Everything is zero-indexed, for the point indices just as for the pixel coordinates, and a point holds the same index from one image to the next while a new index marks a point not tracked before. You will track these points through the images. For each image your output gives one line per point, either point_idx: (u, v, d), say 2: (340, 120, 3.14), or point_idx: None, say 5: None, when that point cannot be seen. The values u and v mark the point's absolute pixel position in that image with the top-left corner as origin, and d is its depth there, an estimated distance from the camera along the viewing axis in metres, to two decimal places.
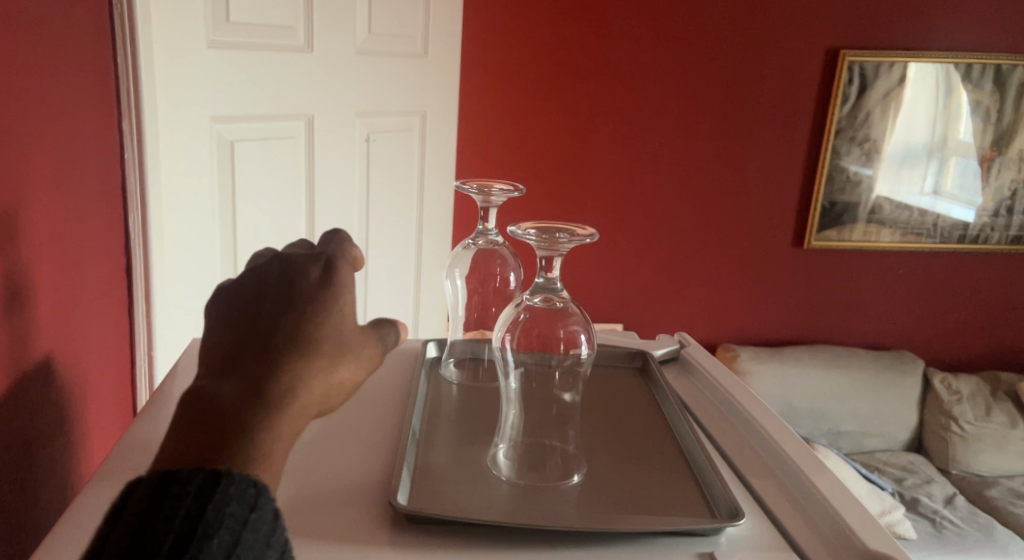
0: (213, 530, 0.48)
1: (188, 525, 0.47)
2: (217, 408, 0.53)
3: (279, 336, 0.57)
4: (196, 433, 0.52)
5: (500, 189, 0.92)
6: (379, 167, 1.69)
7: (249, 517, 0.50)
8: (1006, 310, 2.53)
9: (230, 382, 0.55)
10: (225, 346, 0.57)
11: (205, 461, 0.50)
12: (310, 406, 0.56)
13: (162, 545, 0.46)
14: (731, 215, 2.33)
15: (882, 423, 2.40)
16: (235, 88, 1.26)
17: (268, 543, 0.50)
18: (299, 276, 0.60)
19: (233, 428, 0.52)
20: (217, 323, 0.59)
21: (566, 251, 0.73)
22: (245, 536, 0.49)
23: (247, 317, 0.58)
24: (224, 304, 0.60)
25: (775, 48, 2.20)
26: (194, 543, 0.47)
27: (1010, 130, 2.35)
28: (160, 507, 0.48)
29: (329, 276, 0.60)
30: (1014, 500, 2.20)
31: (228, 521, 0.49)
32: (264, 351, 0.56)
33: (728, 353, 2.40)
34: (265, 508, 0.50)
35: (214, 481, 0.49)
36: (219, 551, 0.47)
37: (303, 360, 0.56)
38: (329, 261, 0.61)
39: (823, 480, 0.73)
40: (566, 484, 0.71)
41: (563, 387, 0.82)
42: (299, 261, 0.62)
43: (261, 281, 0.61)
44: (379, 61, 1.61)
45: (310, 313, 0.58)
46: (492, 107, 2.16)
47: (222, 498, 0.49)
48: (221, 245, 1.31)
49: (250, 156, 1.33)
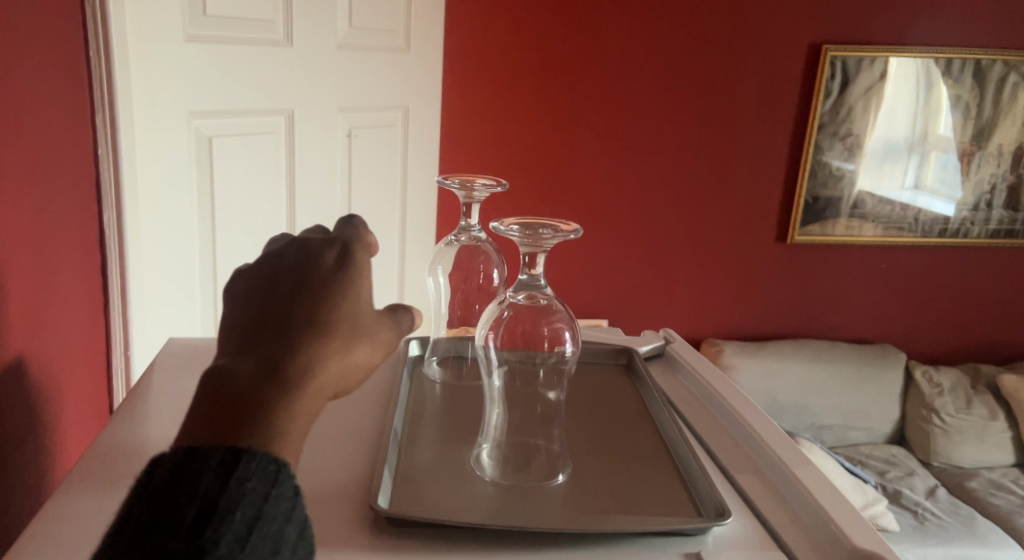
0: (235, 505, 0.49)
1: (211, 499, 0.48)
2: (237, 385, 0.54)
3: (296, 318, 0.57)
4: (217, 409, 0.53)
5: (482, 185, 0.91)
6: (361, 162, 1.67)
7: (270, 492, 0.51)
8: (987, 304, 2.55)
9: (249, 361, 0.55)
10: (243, 326, 0.58)
11: (225, 437, 0.51)
12: (328, 385, 0.57)
13: (185, 516, 0.47)
14: (715, 209, 2.33)
15: (865, 416, 2.41)
16: (213, 81, 1.24)
17: (287, 519, 0.51)
18: (316, 259, 0.60)
19: (252, 406, 0.53)
20: (236, 305, 0.60)
21: (549, 247, 0.72)
22: (266, 510, 0.50)
23: (265, 299, 0.59)
24: (243, 287, 0.60)
25: (757, 44, 2.20)
26: (217, 518, 0.48)
27: (990, 124, 2.36)
28: (182, 480, 0.49)
29: (346, 260, 0.60)
30: (993, 491, 2.23)
31: (249, 495, 0.50)
32: (282, 332, 0.57)
33: (712, 347, 2.40)
34: (285, 484, 0.52)
35: (235, 457, 0.50)
36: (240, 527, 0.48)
37: (319, 341, 0.57)
38: (346, 245, 0.61)
39: (808, 476, 0.72)
40: (550, 484, 0.70)
41: (548, 384, 0.81)
42: (315, 244, 0.61)
43: (278, 263, 0.61)
44: (361, 55, 1.60)
45: (327, 296, 0.58)
46: (476, 101, 2.14)
47: (244, 473, 0.50)
48: (200, 242, 1.29)
49: (230, 153, 1.31)
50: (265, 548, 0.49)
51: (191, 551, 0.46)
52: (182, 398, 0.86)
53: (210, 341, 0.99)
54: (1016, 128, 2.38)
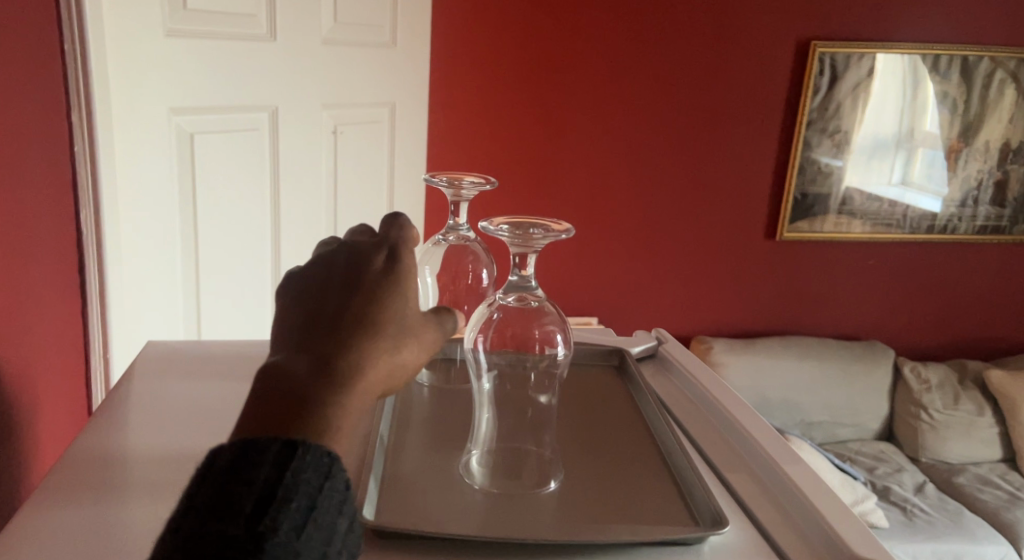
0: (291, 494, 0.48)
1: (270, 487, 0.48)
2: (292, 381, 0.53)
3: (346, 317, 0.56)
4: (274, 404, 0.52)
5: (470, 182, 0.89)
6: (347, 159, 1.64)
7: (324, 484, 0.50)
8: (974, 300, 2.55)
9: (303, 358, 0.54)
10: (296, 326, 0.57)
11: (282, 430, 0.51)
12: (378, 383, 0.55)
13: (245, 505, 0.47)
14: (704, 206, 2.32)
15: (854, 413, 2.42)
16: (194, 76, 1.21)
17: (340, 511, 0.51)
18: (366, 261, 0.60)
19: (306, 401, 0.52)
20: (289, 309, 0.59)
21: (541, 247, 0.71)
22: (321, 502, 0.50)
23: (317, 301, 0.58)
24: (294, 292, 0.60)
25: (746, 40, 2.19)
26: (275, 506, 0.48)
27: (977, 120, 2.36)
28: (242, 471, 0.48)
29: (394, 264, 0.59)
30: (981, 487, 2.23)
31: (304, 486, 0.49)
32: (332, 330, 0.55)
33: (702, 345, 2.39)
34: (337, 478, 0.51)
35: (291, 449, 0.50)
36: (296, 516, 0.48)
37: (368, 339, 0.55)
38: (392, 249, 0.60)
39: (804, 480, 0.71)
40: (542, 491, 0.68)
41: (539, 388, 0.79)
42: (364, 250, 0.61)
43: (329, 268, 0.60)
44: (347, 50, 1.57)
45: (377, 295, 0.57)
46: (465, 98, 2.12)
47: (300, 464, 0.49)
48: (182, 242, 1.26)
49: (212, 150, 1.28)
50: (319, 539, 0.49)
51: (251, 538, 0.46)
52: (163, 404, 0.84)
53: (191, 345, 0.97)
54: (1003, 125, 2.38)
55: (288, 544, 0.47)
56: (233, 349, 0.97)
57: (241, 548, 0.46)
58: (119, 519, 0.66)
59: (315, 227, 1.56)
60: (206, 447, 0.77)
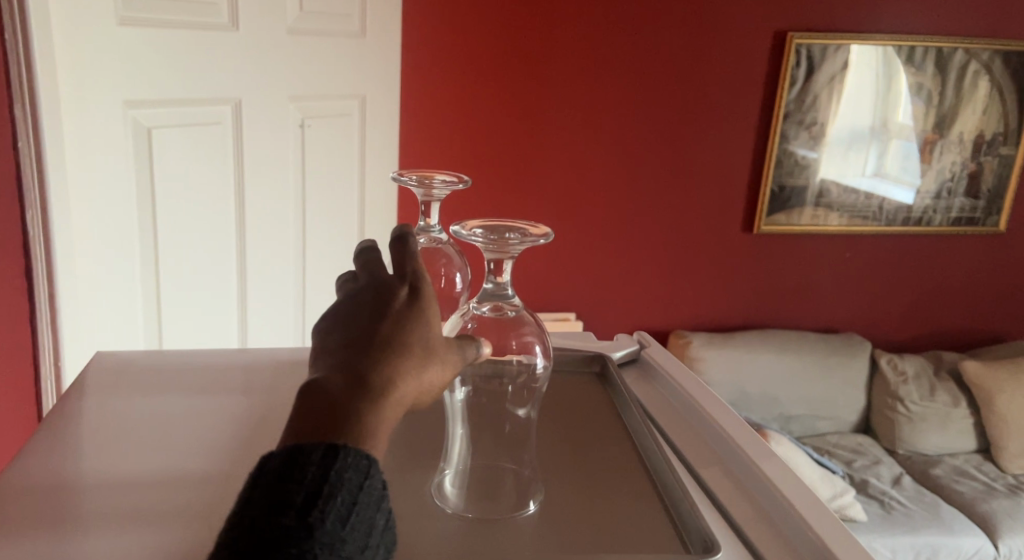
0: (335, 490, 0.47)
1: (317, 483, 0.47)
2: (331, 393, 0.51)
3: (374, 338, 0.54)
4: (312, 417, 0.50)
5: (442, 181, 0.84)
6: (316, 154, 1.59)
7: (365, 482, 0.49)
8: (949, 291, 2.56)
9: (339, 373, 0.53)
10: (329, 350, 0.56)
11: (322, 437, 0.49)
12: (407, 400, 0.54)
13: (295, 499, 0.46)
14: (681, 199, 2.29)
15: (831, 406, 2.41)
16: (150, 64, 1.15)
17: (379, 507, 0.49)
18: (390, 290, 0.58)
19: (342, 413, 0.50)
20: (320, 338, 0.57)
21: (517, 252, 0.67)
22: (362, 497, 0.48)
23: (348, 324, 0.56)
24: (325, 323, 0.58)
25: (723, 32, 2.16)
26: (320, 500, 0.46)
27: (951, 112, 2.35)
28: (291, 470, 0.47)
29: (418, 290, 0.58)
30: (957, 478, 2.23)
31: (347, 484, 0.48)
32: (363, 349, 0.54)
33: (680, 340, 2.37)
34: (376, 478, 0.49)
35: (335, 450, 0.48)
36: (341, 509, 0.47)
37: (399, 358, 0.53)
38: (415, 281, 0.59)
39: (797, 496, 0.68)
40: (520, 516, 0.64)
41: (518, 401, 0.73)
42: (389, 279, 0.59)
43: (357, 297, 0.59)
44: (314, 40, 1.51)
45: (404, 319, 0.56)
46: (438, 90, 2.05)
47: (343, 463, 0.48)
48: (141, 241, 1.20)
49: (170, 145, 1.22)
50: (361, 533, 0.48)
51: (301, 528, 0.45)
52: (119, 419, 0.79)
53: (146, 356, 0.91)
54: (976, 116, 2.37)
55: (334, 534, 0.46)
56: (193, 358, 0.92)
57: (292, 538, 0.45)
58: (66, 544, 0.61)
59: (284, 226, 1.50)
60: (161, 465, 0.72)
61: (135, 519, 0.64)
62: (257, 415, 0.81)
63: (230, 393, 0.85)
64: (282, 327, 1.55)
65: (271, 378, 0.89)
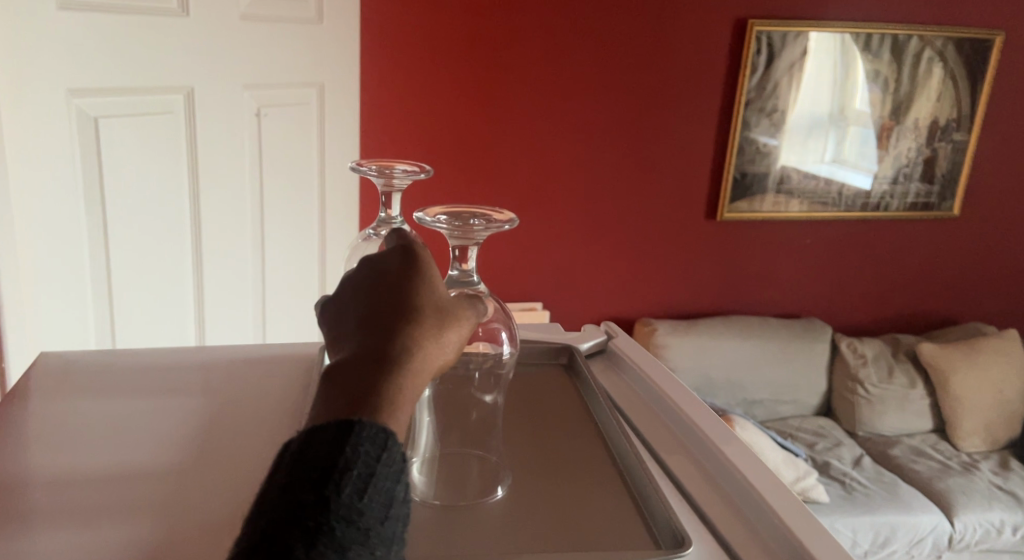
0: (350, 464, 0.45)
1: (333, 458, 0.45)
2: (345, 372, 0.49)
3: (379, 313, 0.52)
4: (330, 398, 0.48)
5: (403, 171, 0.82)
6: (272, 145, 1.54)
7: (382, 456, 0.46)
8: (906, 275, 2.60)
9: (351, 352, 0.51)
10: (339, 333, 0.54)
11: (339, 416, 0.47)
12: (429, 364, 0.51)
13: (310, 477, 0.45)
14: (644, 186, 2.29)
15: (794, 389, 2.45)
16: (94, 50, 1.10)
17: (400, 479, 0.47)
18: (389, 260, 0.56)
19: (358, 389, 0.48)
20: (329, 322, 0.56)
21: (482, 239, 0.65)
22: (380, 470, 0.46)
23: (352, 303, 0.55)
24: (330, 307, 0.57)
25: (685, 19, 2.16)
26: (336, 474, 0.45)
27: (907, 99, 2.39)
28: (307, 450, 0.46)
29: (412, 259, 0.56)
30: (914, 457, 2.28)
31: (363, 458, 0.46)
32: (371, 324, 0.52)
33: (645, 327, 2.38)
34: (395, 450, 0.47)
35: (348, 426, 0.46)
36: (357, 481, 0.45)
37: (409, 328, 0.51)
38: (407, 248, 0.56)
39: (761, 479, 0.68)
40: (487, 501, 0.64)
41: (483, 388, 0.72)
42: (383, 254, 0.57)
43: (354, 277, 0.57)
44: (269, 27, 1.46)
45: (409, 283, 0.54)
46: (398, 78, 2.01)
47: (357, 438, 0.46)
48: (89, 234, 1.15)
49: (118, 134, 1.17)
50: (381, 508, 0.46)
51: (317, 502, 0.44)
52: (67, 419, 0.75)
53: (96, 355, 0.88)
54: (931, 103, 2.41)
55: (351, 506, 0.45)
56: (147, 358, 0.89)
57: (309, 513, 0.44)
58: (9, 552, 0.58)
59: (240, 220, 1.46)
60: (109, 465, 0.69)
61: (83, 520, 0.62)
62: (213, 415, 0.78)
63: (185, 394, 0.82)
64: (240, 324, 1.51)
65: (229, 376, 0.86)
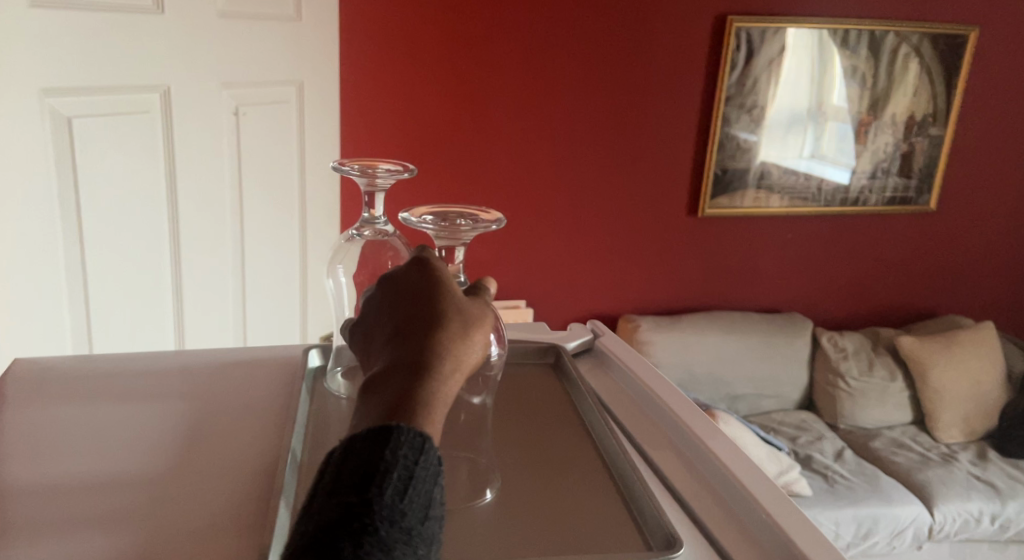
0: (391, 467, 0.47)
1: (373, 462, 0.47)
2: (381, 383, 0.52)
3: (406, 325, 0.55)
4: (368, 409, 0.51)
5: (387, 171, 0.80)
6: (250, 145, 1.52)
7: (420, 458, 0.48)
8: (884, 269, 2.63)
9: (384, 364, 0.54)
10: (372, 350, 0.57)
11: (377, 423, 0.49)
12: (460, 367, 0.54)
13: (353, 479, 0.46)
14: (626, 183, 2.29)
15: (776, 384, 2.46)
16: (65, 50, 1.08)
17: (438, 481, 0.49)
18: (408, 276, 0.60)
19: (394, 396, 0.50)
20: (361, 343, 0.59)
21: (469, 239, 0.65)
22: (419, 472, 0.48)
23: (379, 320, 0.58)
24: (359, 330, 0.60)
25: (665, 15, 2.16)
26: (377, 476, 0.46)
27: (884, 93, 2.41)
28: (350, 457, 0.48)
29: (429, 272, 0.59)
30: (895, 449, 2.30)
31: (402, 461, 0.47)
32: (399, 336, 0.55)
33: (628, 324, 2.38)
34: (431, 454, 0.49)
35: (386, 430, 0.48)
36: (398, 483, 0.47)
37: (435, 333, 0.54)
38: (422, 264, 0.60)
39: (748, 476, 0.67)
40: (476, 505, 0.64)
41: (472, 390, 0.69)
42: (401, 271, 0.61)
43: (377, 297, 0.61)
44: (246, 25, 1.44)
45: (430, 294, 0.57)
46: (377, 76, 1.99)
47: (395, 441, 0.48)
48: (64, 238, 1.13)
49: (93, 135, 1.15)
50: (420, 509, 0.47)
51: (361, 504, 0.45)
52: (44, 427, 0.73)
53: (72, 360, 0.86)
54: (908, 98, 2.43)
55: (393, 507, 0.46)
56: (125, 363, 0.87)
57: (354, 514, 0.45)
58: None
59: (220, 222, 1.44)
60: (85, 473, 0.67)
61: (57, 530, 0.60)
62: (194, 420, 0.76)
63: (166, 398, 0.80)
64: (220, 327, 1.49)
65: (210, 381, 0.84)
